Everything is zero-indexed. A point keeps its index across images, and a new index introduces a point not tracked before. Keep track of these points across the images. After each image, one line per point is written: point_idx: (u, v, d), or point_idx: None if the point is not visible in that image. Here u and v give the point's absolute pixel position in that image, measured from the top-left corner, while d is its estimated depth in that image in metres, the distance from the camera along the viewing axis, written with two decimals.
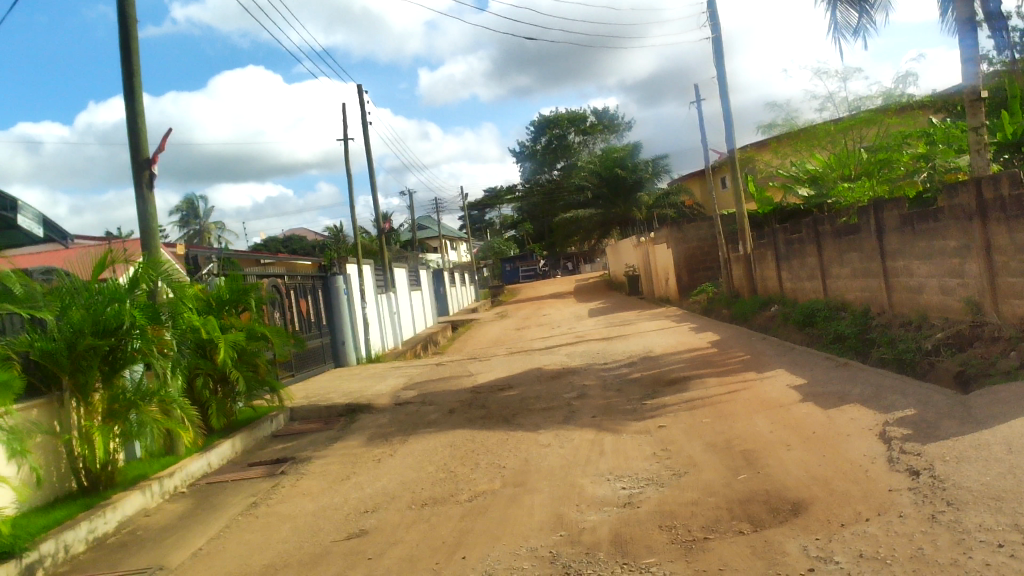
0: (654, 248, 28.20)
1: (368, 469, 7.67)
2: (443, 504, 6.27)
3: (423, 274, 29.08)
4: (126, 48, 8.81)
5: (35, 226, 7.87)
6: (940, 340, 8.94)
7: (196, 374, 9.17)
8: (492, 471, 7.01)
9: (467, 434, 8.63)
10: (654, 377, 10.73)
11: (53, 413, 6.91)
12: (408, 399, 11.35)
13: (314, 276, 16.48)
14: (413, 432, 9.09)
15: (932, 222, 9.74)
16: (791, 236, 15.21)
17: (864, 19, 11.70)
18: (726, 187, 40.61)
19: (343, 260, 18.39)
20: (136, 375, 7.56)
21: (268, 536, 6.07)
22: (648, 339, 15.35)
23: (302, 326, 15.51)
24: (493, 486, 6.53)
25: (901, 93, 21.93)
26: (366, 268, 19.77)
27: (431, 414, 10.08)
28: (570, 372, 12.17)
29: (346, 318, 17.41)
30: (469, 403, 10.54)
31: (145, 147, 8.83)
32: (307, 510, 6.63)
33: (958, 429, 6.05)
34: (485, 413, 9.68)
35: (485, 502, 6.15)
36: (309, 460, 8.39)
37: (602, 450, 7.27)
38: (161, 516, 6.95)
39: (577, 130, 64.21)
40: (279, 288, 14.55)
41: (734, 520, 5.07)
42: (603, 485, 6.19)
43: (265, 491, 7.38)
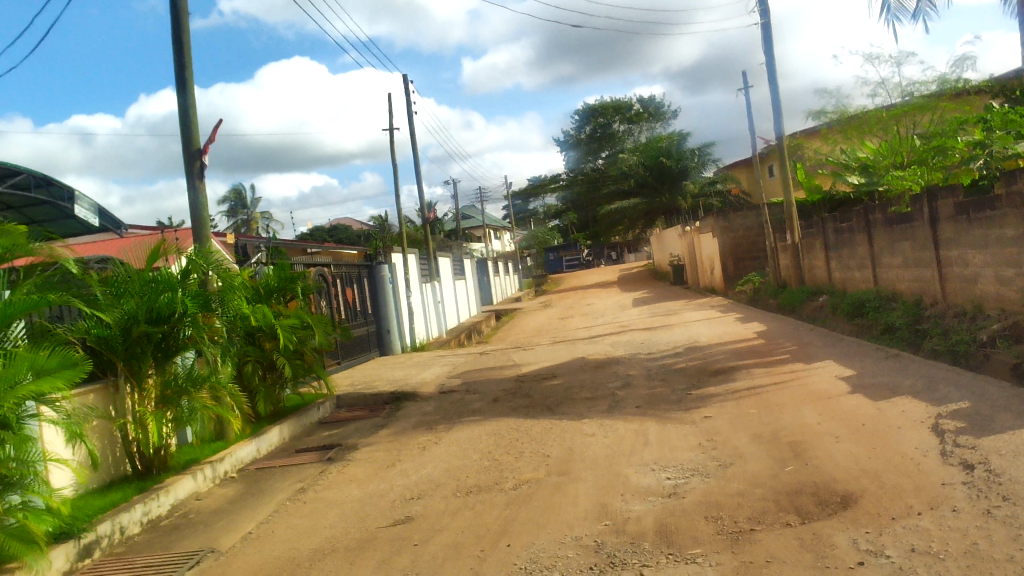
0: (700, 238, 27.92)
1: (413, 456, 7.75)
2: (488, 491, 6.30)
3: (468, 264, 29.18)
4: (178, 41, 8.96)
5: (91, 216, 8.02)
6: (996, 331, 8.72)
7: (245, 361, 9.34)
8: (536, 460, 7.03)
9: (512, 423, 8.66)
10: (699, 368, 10.65)
11: (108, 398, 7.10)
12: (452, 387, 11.42)
13: (360, 266, 16.64)
14: (457, 421, 9.15)
15: (988, 210, 9.49)
16: (840, 225, 14.95)
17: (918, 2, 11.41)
18: (774, 175, 40.02)
19: (388, 249, 18.54)
20: (187, 361, 7.71)
21: (315, 521, 6.17)
22: (693, 330, 15.23)
23: (348, 315, 15.68)
24: (537, 475, 6.55)
25: (956, 78, 21.38)
26: (410, 257, 19.90)
27: (475, 403, 10.13)
28: (614, 362, 12.14)
29: (391, 307, 17.55)
30: (513, 392, 10.57)
31: (196, 137, 8.98)
32: (353, 496, 6.71)
33: (1015, 423, 5.90)
34: (529, 402, 9.70)
35: (529, 490, 6.17)
36: (355, 447, 8.50)
37: (646, 440, 7.24)
38: (212, 499, 7.11)
39: (621, 119, 63.76)
40: (326, 277, 14.73)
41: (782, 512, 5.01)
42: (648, 475, 6.17)
43: (313, 477, 7.50)
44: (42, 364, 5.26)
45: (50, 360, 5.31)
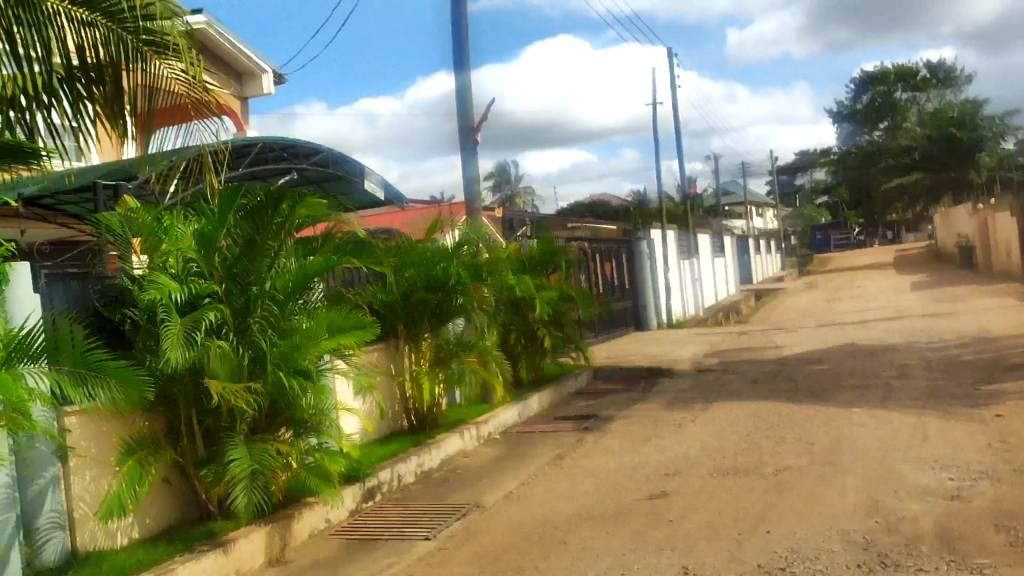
0: (994, 218, 25.02)
1: (669, 433, 7.73)
2: (747, 474, 6.14)
3: (727, 241, 28.37)
4: (457, 24, 9.49)
5: (377, 190, 8.84)
6: None
7: (510, 329, 9.79)
8: (799, 447, 6.73)
9: (772, 406, 8.35)
10: (991, 360, 9.60)
11: (390, 357, 7.84)
12: (709, 366, 11.22)
13: (619, 240, 16.77)
14: (715, 400, 8.99)
15: None
16: None
17: None
18: None
19: (647, 224, 18.50)
20: (459, 328, 8.23)
21: (572, 487, 6.37)
22: (985, 318, 13.72)
23: (606, 288, 15.90)
24: (800, 463, 6.27)
25: None
26: (669, 233, 19.70)
27: (733, 383, 9.88)
28: (889, 349, 11.27)
29: (648, 282, 17.52)
30: (774, 374, 10.16)
31: (471, 115, 9.50)
32: (609, 466, 6.83)
33: None
34: (792, 386, 9.29)
35: (791, 478, 5.93)
36: (611, 419, 8.64)
37: (925, 435, 6.67)
38: (478, 457, 7.58)
39: (903, 86, 58.47)
40: (586, 250, 15.02)
41: None
42: (927, 473, 5.69)
43: (571, 445, 7.73)
44: (336, 324, 5.92)
45: (347, 320, 5.95)
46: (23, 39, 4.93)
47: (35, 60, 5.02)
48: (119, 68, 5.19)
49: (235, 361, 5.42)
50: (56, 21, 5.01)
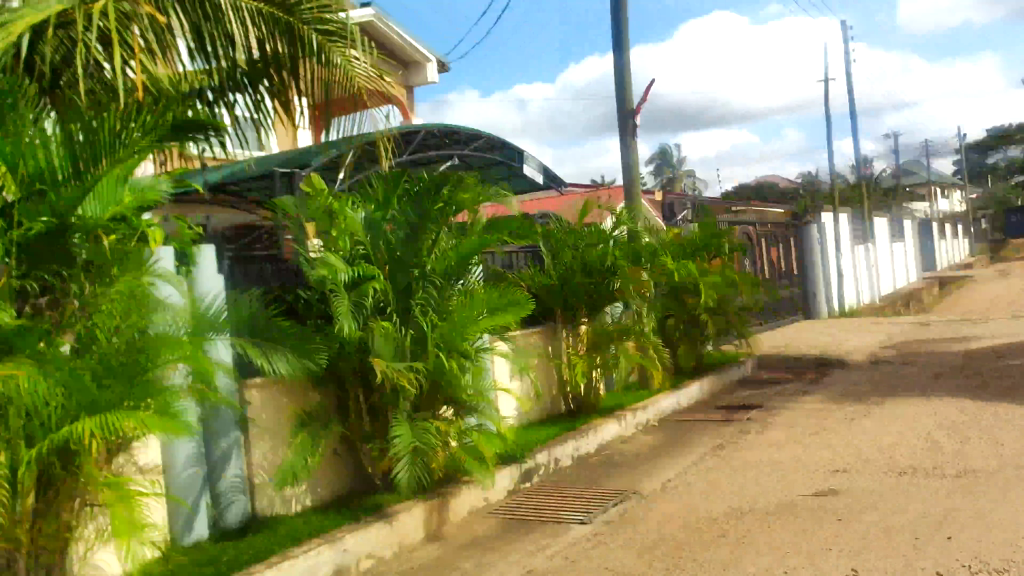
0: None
1: (839, 428, 7.34)
2: (926, 475, 5.78)
3: (907, 225, 26.39)
4: (616, 9, 9.45)
5: (536, 174, 8.60)
6: None
7: (668, 316, 9.41)
8: (988, 449, 6.26)
9: (961, 404, 7.78)
10: None
11: (548, 340, 7.92)
12: (886, 359, 10.60)
13: (783, 224, 16.06)
14: (891, 396, 8.45)
15: None
16: None
17: None
18: None
19: (817, 208, 17.60)
20: (616, 313, 8.21)
21: (734, 477, 6.19)
22: None
23: (774, 275, 15.21)
24: (989, 465, 5.86)
25: None
26: (842, 216, 18.69)
27: (913, 379, 9.31)
28: None
29: (817, 269, 16.55)
30: (961, 369, 9.58)
31: (629, 98, 9.50)
32: (775, 460, 6.53)
33: None
34: (984, 384, 8.67)
35: (976, 482, 5.53)
36: (776, 410, 8.25)
37: None
38: (634, 445, 7.42)
39: None
40: (751, 235, 14.43)
41: None
42: None
43: (733, 436, 7.40)
44: (489, 300, 5.87)
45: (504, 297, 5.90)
46: (212, 37, 5.29)
47: (219, 57, 5.39)
48: (293, 59, 5.47)
49: (398, 341, 5.61)
50: (234, 18, 5.26)
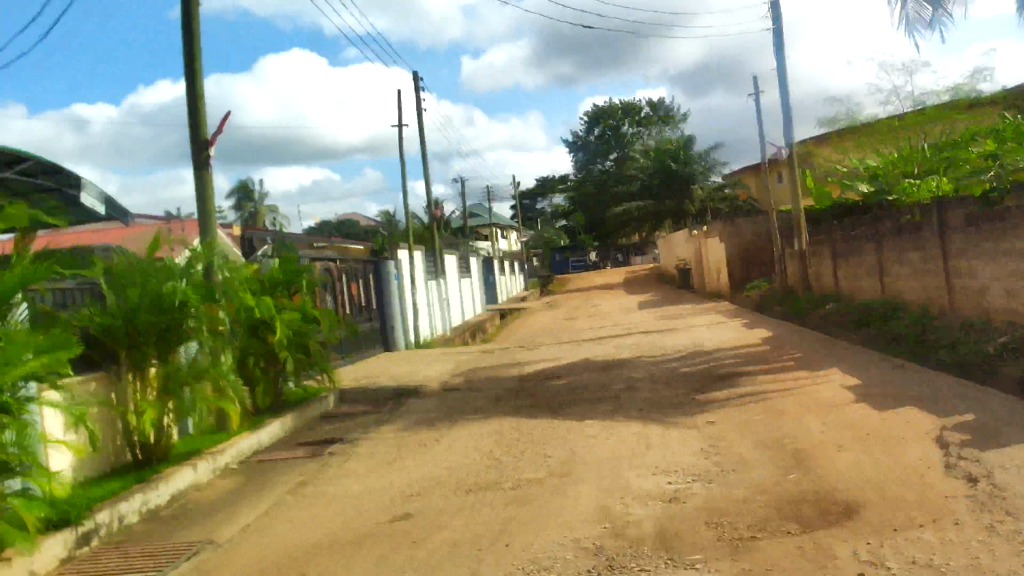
0: (708, 240, 28.86)
1: (414, 453, 7.75)
2: (488, 490, 6.35)
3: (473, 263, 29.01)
4: (188, 36, 9.04)
5: (98, 205, 7.75)
6: (1004, 344, 8.99)
7: (247, 354, 9.14)
8: (538, 461, 7.09)
9: (517, 423, 8.73)
10: (704, 372, 10.98)
11: (109, 386, 7.23)
12: (456, 385, 11.50)
13: (364, 261, 16.66)
14: (460, 420, 9.18)
15: (999, 222, 9.73)
16: (849, 233, 15.45)
17: (938, 12, 10.94)
18: (784, 180, 39.78)
19: (394, 245, 18.57)
20: (190, 352, 7.67)
21: (314, 513, 6.19)
22: (699, 335, 15.50)
23: (355, 309, 15.66)
24: (538, 475, 6.63)
25: (969, 88, 21.72)
26: (416, 254, 19.91)
27: (479, 402, 10.23)
28: (619, 364, 12.33)
29: (395, 303, 17.40)
30: (516, 391, 10.74)
31: (204, 128, 9.10)
32: (354, 491, 6.66)
33: (1020, 437, 6.01)
34: (534, 403, 9.85)
35: (529, 491, 6.22)
36: (357, 442, 8.45)
37: (648, 444, 7.38)
38: (211, 491, 7.05)
39: (630, 121, 62.74)
40: (332, 271, 14.71)
41: (783, 520, 5.13)
42: (649, 479, 6.28)
43: (314, 472, 7.40)
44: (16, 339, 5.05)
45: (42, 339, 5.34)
46: None
47: None
48: None
49: None
50: None
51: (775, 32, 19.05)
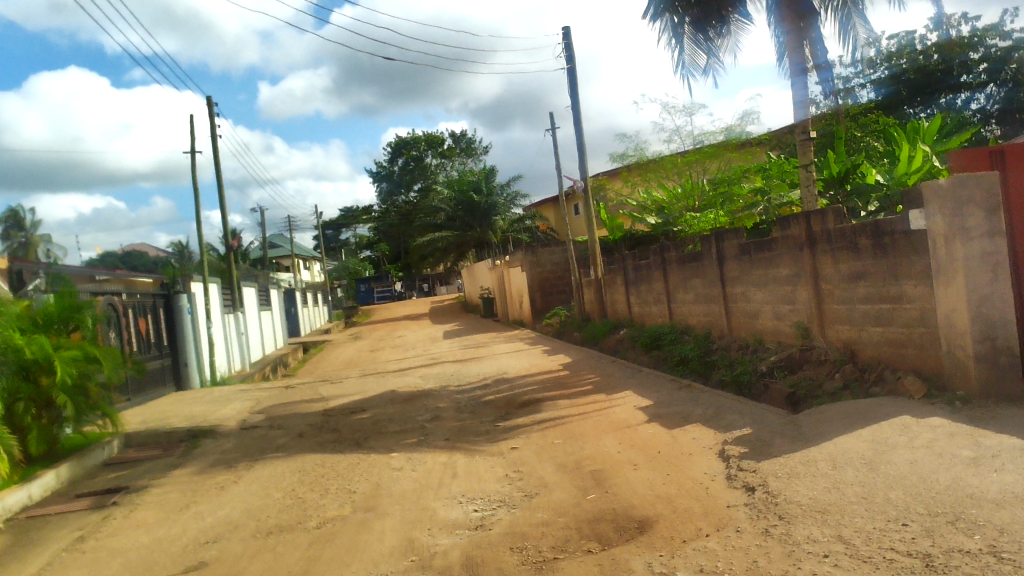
0: (511, 270, 29.59)
1: (209, 498, 7.32)
2: (290, 531, 6.11)
3: (274, 294, 28.04)
4: None
5: None
6: (774, 362, 9.87)
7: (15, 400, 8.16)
8: (342, 497, 6.92)
9: (319, 459, 8.49)
10: (507, 399, 11.22)
11: None
12: (255, 423, 11.02)
13: (153, 295, 15.65)
14: (259, 459, 8.79)
15: (767, 251, 10.72)
16: (639, 262, 16.44)
17: (711, 60, 11.94)
18: (580, 213, 41.70)
19: (187, 277, 17.59)
20: None
21: (95, 569, 5.68)
22: (503, 362, 15.86)
23: (143, 346, 14.64)
24: (343, 512, 6.46)
25: (740, 130, 23.81)
26: (211, 287, 18.94)
27: (280, 439, 9.86)
28: (424, 395, 12.33)
29: (187, 339, 16.46)
30: (319, 426, 10.46)
31: None
32: (141, 542, 6.18)
33: (788, 447, 6.61)
34: (338, 438, 9.62)
35: (333, 529, 6.05)
36: (144, 489, 7.86)
37: (454, 473, 7.41)
38: None
39: (434, 153, 63.25)
40: (116, 306, 13.68)
41: (583, 539, 5.30)
42: (455, 508, 6.30)
43: (94, 525, 6.79)
44: None
45: None
46: None
47: None
48: None
49: None
50: None
51: (569, 72, 20.01)
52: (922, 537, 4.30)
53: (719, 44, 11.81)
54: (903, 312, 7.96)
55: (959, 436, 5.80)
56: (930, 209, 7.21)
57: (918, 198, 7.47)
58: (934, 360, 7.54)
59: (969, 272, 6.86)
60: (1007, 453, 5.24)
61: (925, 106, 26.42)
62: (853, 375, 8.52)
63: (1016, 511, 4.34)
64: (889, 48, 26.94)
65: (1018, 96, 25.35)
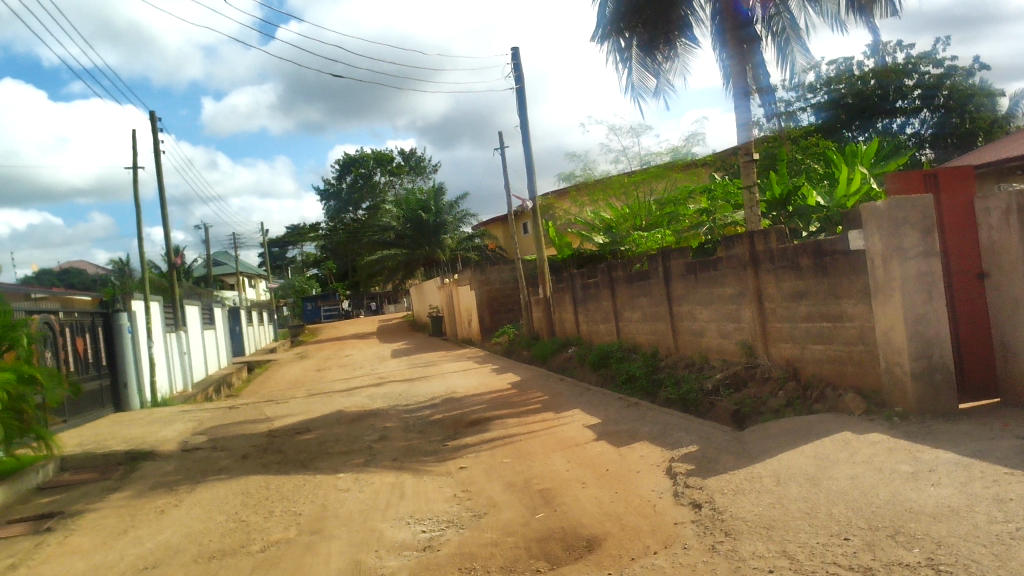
0: (459, 288, 29.56)
1: (148, 522, 7.12)
2: (232, 555, 5.97)
3: (218, 313, 27.53)
4: None
5: None
6: (720, 380, 10.00)
7: None
8: (286, 519, 6.79)
9: (263, 481, 8.32)
10: (456, 418, 11.16)
11: None
12: (197, 444, 10.78)
13: (92, 313, 15.24)
14: (201, 481, 8.58)
15: (712, 271, 10.89)
16: (587, 281, 16.56)
17: (659, 82, 12.14)
18: (529, 232, 41.91)
19: (127, 295, 17.16)
20: None
21: None
22: (451, 381, 15.80)
23: (80, 367, 14.21)
24: (288, 535, 6.34)
25: (686, 151, 24.23)
26: (153, 305, 18.52)
27: (222, 461, 9.64)
28: (372, 414, 12.21)
29: (127, 359, 16.03)
30: (264, 447, 10.26)
31: None
32: (75, 570, 5.97)
33: (734, 463, 6.70)
34: (282, 459, 9.45)
35: (278, 553, 5.93)
36: (80, 514, 7.61)
37: (401, 494, 7.33)
38: None
39: (382, 170, 62.98)
40: (52, 325, 13.27)
41: (532, 559, 5.28)
42: (403, 529, 6.23)
43: (27, 551, 6.54)
44: None
45: None
46: None
47: None
48: None
49: None
50: None
51: (518, 92, 20.15)
52: (864, 551, 4.39)
53: (667, 67, 12.02)
54: (843, 330, 8.15)
55: (897, 451, 5.93)
56: (867, 230, 7.41)
57: (857, 219, 7.67)
58: (873, 377, 7.72)
59: (906, 291, 7.06)
60: (943, 467, 5.38)
61: (862, 130, 27.19)
62: (796, 392, 8.68)
63: (953, 524, 4.45)
64: (828, 74, 27.84)
65: (949, 122, 26.28)
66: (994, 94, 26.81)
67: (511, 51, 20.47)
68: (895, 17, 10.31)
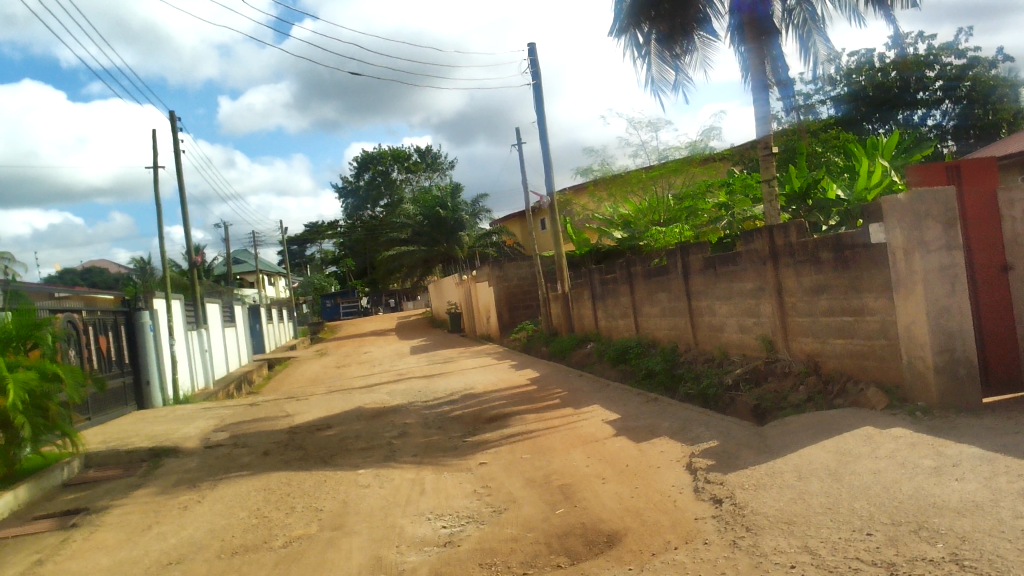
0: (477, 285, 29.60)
1: (172, 518, 7.19)
2: (255, 551, 6.01)
3: (238, 311, 27.70)
4: None
5: None
6: (739, 375, 9.96)
7: None
8: (308, 515, 6.84)
9: (285, 477, 8.38)
10: (474, 414, 11.18)
11: None
12: (219, 441, 10.86)
13: (114, 312, 15.38)
14: (223, 478, 8.65)
15: (731, 266, 10.83)
16: (605, 277, 16.53)
17: (678, 76, 12.08)
18: (547, 228, 41.86)
19: (148, 293, 17.31)
20: None
21: None
22: (470, 377, 15.83)
23: (103, 364, 14.36)
24: (309, 531, 6.38)
25: (704, 146, 24.10)
26: (174, 303, 18.66)
27: (244, 457, 9.71)
28: (391, 411, 12.25)
29: (148, 357, 16.17)
30: (285, 444, 10.34)
31: None
32: (100, 565, 6.03)
33: (754, 459, 6.67)
34: (303, 455, 9.51)
35: (300, 548, 5.97)
36: (105, 511, 7.69)
37: (422, 489, 7.36)
38: None
39: (400, 167, 63.12)
40: (76, 324, 13.41)
41: (552, 554, 5.29)
42: (423, 524, 6.26)
43: (53, 547, 6.61)
44: None
45: None
46: None
47: None
48: None
49: None
50: None
51: (534, 87, 20.10)
52: (886, 546, 4.36)
53: (685, 61, 11.95)
54: (864, 324, 8.08)
55: (920, 446, 5.89)
56: (889, 224, 7.34)
57: (878, 212, 7.60)
58: (895, 371, 7.66)
59: (928, 285, 6.99)
60: (967, 462, 5.33)
61: (883, 122, 26.90)
62: (817, 387, 8.62)
63: (976, 519, 4.41)
64: (848, 66, 27.56)
65: (972, 113, 25.98)
66: (1018, 84, 26.45)
67: (528, 47, 20.43)
68: (915, 8, 10.20)
